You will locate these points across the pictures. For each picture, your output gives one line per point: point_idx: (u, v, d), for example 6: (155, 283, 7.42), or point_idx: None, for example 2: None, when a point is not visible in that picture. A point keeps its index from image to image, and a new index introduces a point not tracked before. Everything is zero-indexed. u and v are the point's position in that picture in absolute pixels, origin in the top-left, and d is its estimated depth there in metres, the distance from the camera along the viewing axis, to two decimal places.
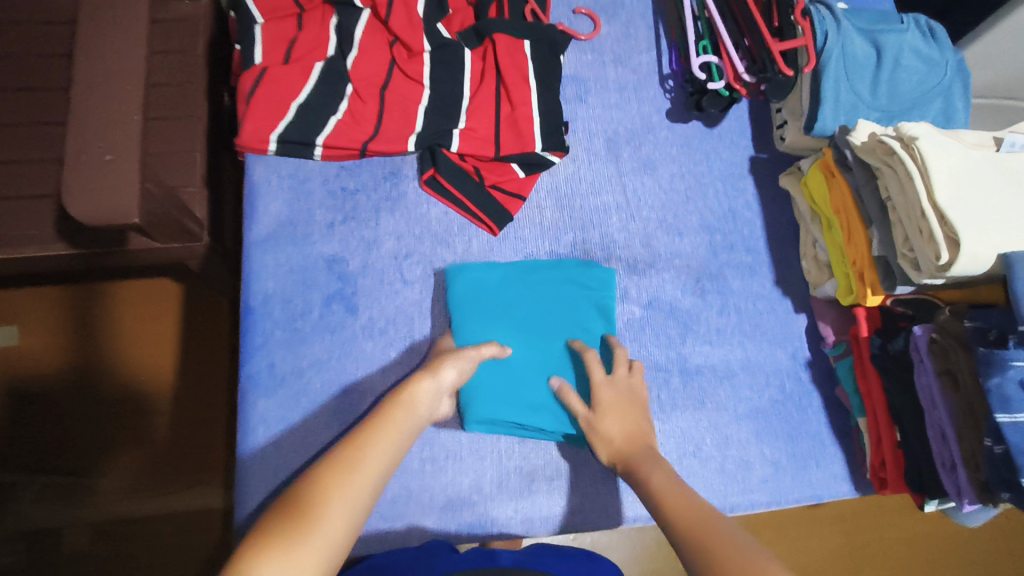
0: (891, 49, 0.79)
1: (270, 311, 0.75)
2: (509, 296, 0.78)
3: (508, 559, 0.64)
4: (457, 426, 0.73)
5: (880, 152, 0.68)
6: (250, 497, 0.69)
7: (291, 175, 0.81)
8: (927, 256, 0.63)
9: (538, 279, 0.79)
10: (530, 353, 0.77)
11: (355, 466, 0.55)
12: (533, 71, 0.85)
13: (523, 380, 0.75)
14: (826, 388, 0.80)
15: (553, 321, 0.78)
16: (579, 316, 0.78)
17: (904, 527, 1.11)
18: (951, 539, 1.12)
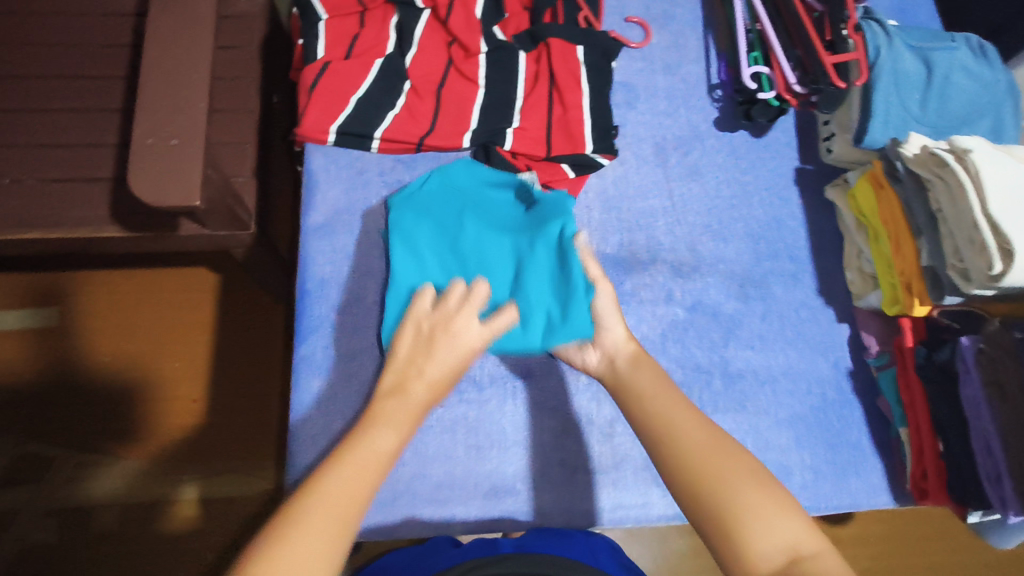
0: (942, 65, 0.80)
1: (327, 294, 0.78)
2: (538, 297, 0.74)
3: (510, 545, 0.67)
4: (502, 410, 0.75)
5: (931, 165, 0.69)
6: (298, 427, 0.73)
7: (348, 166, 0.84)
8: (977, 262, 0.64)
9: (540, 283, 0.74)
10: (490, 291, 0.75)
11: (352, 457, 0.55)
12: (586, 75, 0.87)
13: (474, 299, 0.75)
14: (868, 398, 0.80)
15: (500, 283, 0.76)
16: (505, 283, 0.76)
17: (930, 547, 1.10)
18: (983, 566, 1.11)
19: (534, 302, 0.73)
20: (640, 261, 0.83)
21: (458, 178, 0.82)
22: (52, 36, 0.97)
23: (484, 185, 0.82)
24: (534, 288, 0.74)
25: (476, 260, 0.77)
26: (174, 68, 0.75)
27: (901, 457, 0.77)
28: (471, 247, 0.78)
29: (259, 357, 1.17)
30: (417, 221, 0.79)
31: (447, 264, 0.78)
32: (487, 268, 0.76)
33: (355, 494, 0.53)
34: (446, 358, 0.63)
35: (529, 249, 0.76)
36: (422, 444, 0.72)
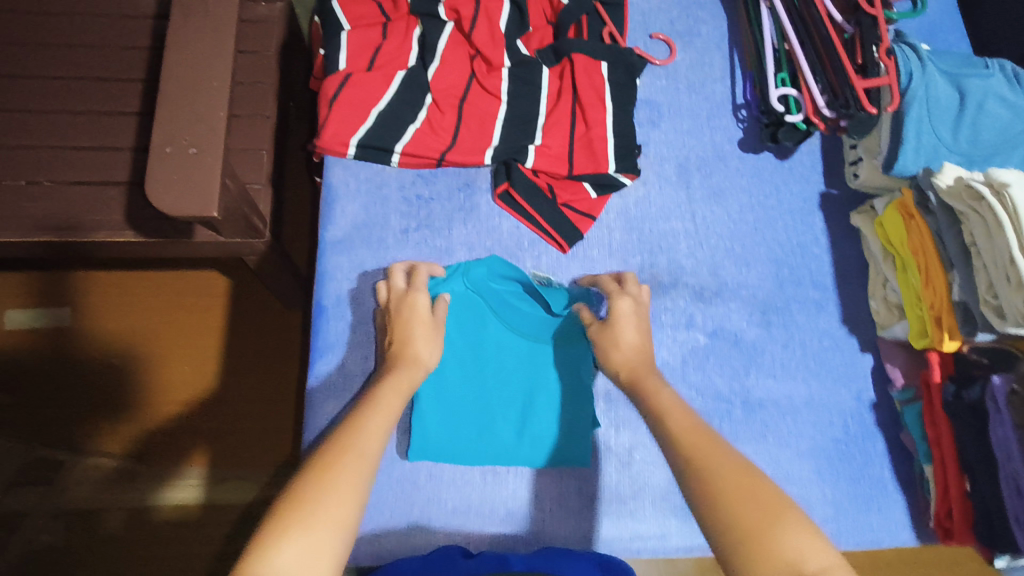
0: (976, 92, 0.78)
1: (344, 311, 0.77)
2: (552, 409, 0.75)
3: (520, 562, 0.65)
4: (516, 439, 0.74)
5: (967, 197, 0.67)
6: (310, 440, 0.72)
7: (368, 180, 0.83)
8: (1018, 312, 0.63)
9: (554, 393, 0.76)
10: (504, 398, 0.76)
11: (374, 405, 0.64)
12: (610, 92, 0.86)
13: (490, 412, 0.75)
14: (890, 431, 0.79)
15: (514, 390, 0.76)
16: (519, 393, 0.76)
17: None
18: None
19: (545, 413, 0.75)
20: (661, 284, 0.81)
21: (479, 277, 0.78)
22: (71, 37, 0.97)
23: (500, 282, 0.79)
24: (544, 402, 0.76)
25: (491, 363, 0.77)
26: (193, 75, 0.73)
27: (924, 493, 0.75)
28: (484, 348, 0.77)
29: (268, 364, 1.16)
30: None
31: (462, 359, 0.76)
32: (500, 372, 0.77)
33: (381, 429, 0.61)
34: (405, 320, 0.71)
35: (542, 359, 0.77)
36: (438, 469, 0.72)
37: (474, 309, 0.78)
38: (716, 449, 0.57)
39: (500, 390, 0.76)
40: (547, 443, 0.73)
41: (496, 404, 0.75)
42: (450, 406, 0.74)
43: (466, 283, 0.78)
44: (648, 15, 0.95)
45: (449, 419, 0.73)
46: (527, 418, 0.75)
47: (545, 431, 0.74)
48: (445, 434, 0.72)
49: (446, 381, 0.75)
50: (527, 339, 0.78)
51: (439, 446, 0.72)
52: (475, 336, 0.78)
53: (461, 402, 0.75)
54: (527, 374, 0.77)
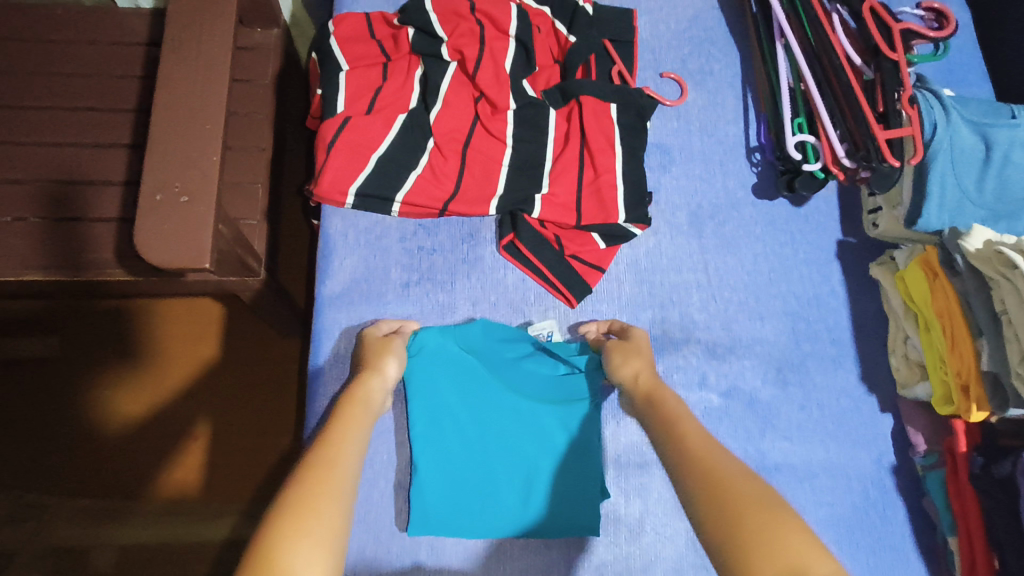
0: (1004, 144, 0.75)
1: (342, 372, 0.73)
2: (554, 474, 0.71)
3: None
4: (517, 510, 0.70)
5: (997, 263, 0.64)
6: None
7: (367, 231, 0.79)
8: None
9: (557, 455, 0.72)
10: (506, 462, 0.72)
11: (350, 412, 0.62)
12: (619, 136, 0.83)
13: (493, 479, 0.71)
14: (911, 497, 0.75)
15: (516, 453, 0.72)
16: (522, 458, 0.72)
17: None
18: None
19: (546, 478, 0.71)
20: (672, 340, 0.78)
21: (472, 335, 0.75)
22: (61, 65, 0.93)
23: (498, 342, 0.75)
24: (547, 468, 0.72)
25: (491, 427, 0.73)
26: (186, 118, 0.70)
27: (948, 566, 0.72)
28: (484, 410, 0.74)
29: (261, 402, 1.12)
30: (431, 372, 0.74)
31: (461, 425, 0.73)
32: (501, 435, 0.73)
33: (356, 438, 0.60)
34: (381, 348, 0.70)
35: (545, 420, 0.74)
36: (440, 541, 0.69)
37: (472, 370, 0.75)
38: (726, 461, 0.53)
39: (501, 455, 0.72)
40: (553, 512, 0.69)
41: (499, 471, 0.72)
42: (450, 473, 0.71)
43: (461, 344, 0.75)
44: (659, 53, 0.92)
45: (449, 488, 0.70)
46: (529, 484, 0.71)
47: (553, 498, 0.70)
48: (446, 505, 0.69)
49: (445, 448, 0.72)
50: (530, 401, 0.75)
51: (440, 518, 0.68)
52: (473, 399, 0.74)
53: (458, 468, 0.71)
54: (530, 434, 0.73)
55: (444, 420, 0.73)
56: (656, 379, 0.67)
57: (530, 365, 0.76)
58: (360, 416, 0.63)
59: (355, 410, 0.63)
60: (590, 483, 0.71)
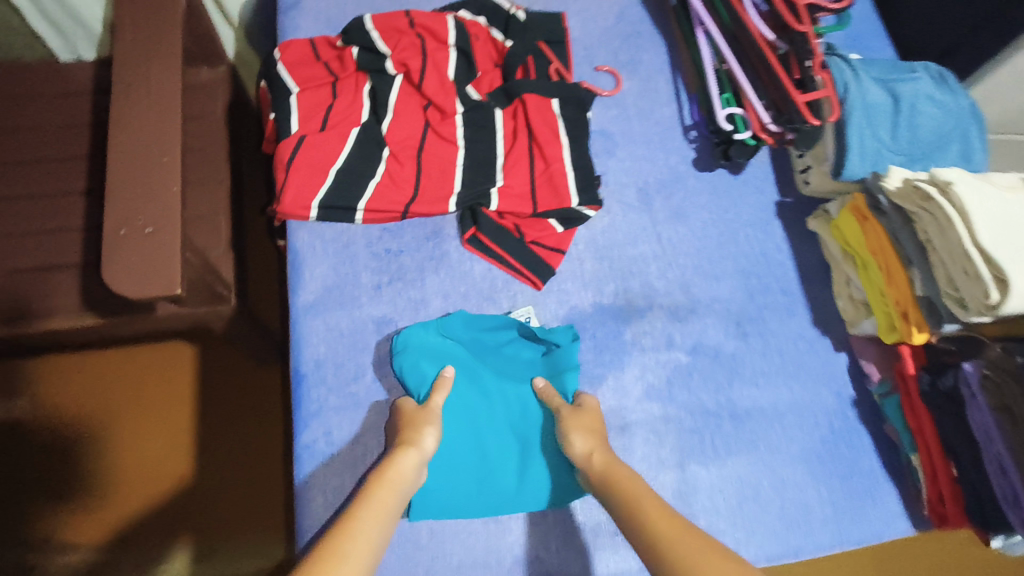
0: (908, 95, 0.82)
1: (324, 376, 0.76)
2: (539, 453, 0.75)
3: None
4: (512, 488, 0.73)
5: (917, 198, 0.70)
6: (304, 511, 0.71)
7: (334, 240, 0.82)
8: (995, 265, 0.63)
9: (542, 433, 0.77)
10: (497, 443, 0.76)
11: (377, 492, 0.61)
12: (564, 127, 0.87)
13: (489, 461, 0.74)
14: (874, 425, 0.81)
15: (504, 433, 0.77)
16: (507, 440, 0.76)
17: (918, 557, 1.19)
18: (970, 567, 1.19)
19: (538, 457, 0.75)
20: (637, 308, 0.82)
21: (453, 326, 0.78)
22: (7, 121, 0.94)
23: (479, 331, 0.79)
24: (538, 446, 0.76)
25: (479, 412, 0.77)
26: (143, 153, 0.71)
27: (913, 481, 0.78)
28: (474, 394, 0.77)
29: (247, 431, 1.12)
30: (421, 369, 0.75)
31: (452, 414, 0.75)
32: (494, 421, 0.77)
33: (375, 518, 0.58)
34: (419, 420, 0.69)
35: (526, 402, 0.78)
36: (439, 524, 0.71)
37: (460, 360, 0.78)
38: (699, 536, 0.55)
39: (493, 439, 0.76)
40: (549, 488, 0.73)
41: (493, 451, 0.75)
42: (448, 460, 0.73)
43: (442, 334, 0.78)
44: (591, 48, 0.98)
45: (446, 472, 0.72)
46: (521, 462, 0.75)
47: (547, 472, 0.74)
48: (447, 489, 0.71)
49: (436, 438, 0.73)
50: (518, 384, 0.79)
51: (441, 504, 0.70)
52: (465, 388, 0.77)
53: (453, 454, 0.74)
54: (515, 416, 0.77)
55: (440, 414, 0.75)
56: (611, 457, 0.68)
57: (510, 351, 0.80)
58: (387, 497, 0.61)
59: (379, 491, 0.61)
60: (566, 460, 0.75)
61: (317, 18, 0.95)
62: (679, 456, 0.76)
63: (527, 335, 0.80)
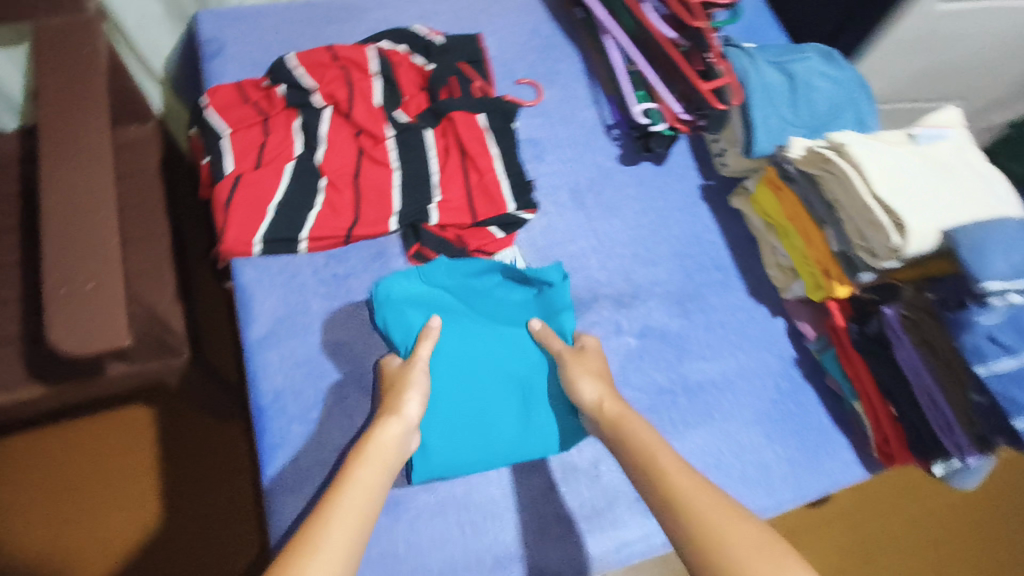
0: (801, 73, 0.89)
1: (284, 406, 0.76)
2: (534, 397, 0.80)
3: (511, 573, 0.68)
4: (511, 435, 0.77)
5: (817, 162, 0.76)
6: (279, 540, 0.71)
7: (280, 273, 0.83)
8: (890, 214, 0.69)
9: (537, 374, 0.81)
10: (495, 388, 0.80)
11: (363, 461, 0.64)
12: (492, 139, 0.91)
13: (488, 405, 0.78)
14: (818, 380, 0.85)
15: (502, 375, 0.81)
16: (506, 384, 0.80)
17: (884, 508, 1.25)
18: (932, 511, 1.26)
19: (535, 396, 0.80)
20: (583, 301, 0.86)
21: (437, 275, 0.83)
22: None
23: (466, 277, 0.84)
24: (541, 387, 0.81)
25: (474, 356, 0.81)
26: (77, 211, 0.71)
27: (860, 427, 0.82)
28: (467, 340, 0.81)
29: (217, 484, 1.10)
30: (407, 317, 0.80)
31: (450, 364, 0.80)
32: (492, 360, 0.81)
33: (363, 489, 0.61)
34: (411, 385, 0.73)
35: (520, 346, 0.82)
36: (416, 532, 0.72)
37: (447, 305, 0.83)
38: (706, 489, 0.59)
39: (490, 384, 0.80)
40: (548, 433, 0.77)
41: (491, 395, 0.79)
42: (448, 407, 0.77)
43: (429, 285, 0.83)
44: (510, 64, 1.03)
45: (445, 421, 0.76)
46: (521, 405, 0.79)
47: (543, 414, 0.78)
48: (447, 438, 0.75)
49: (431, 379, 0.78)
50: (512, 326, 0.84)
51: (443, 455, 0.74)
52: (458, 333, 0.82)
53: (453, 399, 0.78)
54: (511, 359, 0.82)
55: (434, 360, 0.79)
56: (621, 405, 0.71)
57: (500, 294, 0.86)
58: (375, 467, 0.63)
59: (364, 462, 0.64)
60: (561, 401, 0.80)
61: (241, 62, 0.97)
62: None
63: (513, 278, 0.85)
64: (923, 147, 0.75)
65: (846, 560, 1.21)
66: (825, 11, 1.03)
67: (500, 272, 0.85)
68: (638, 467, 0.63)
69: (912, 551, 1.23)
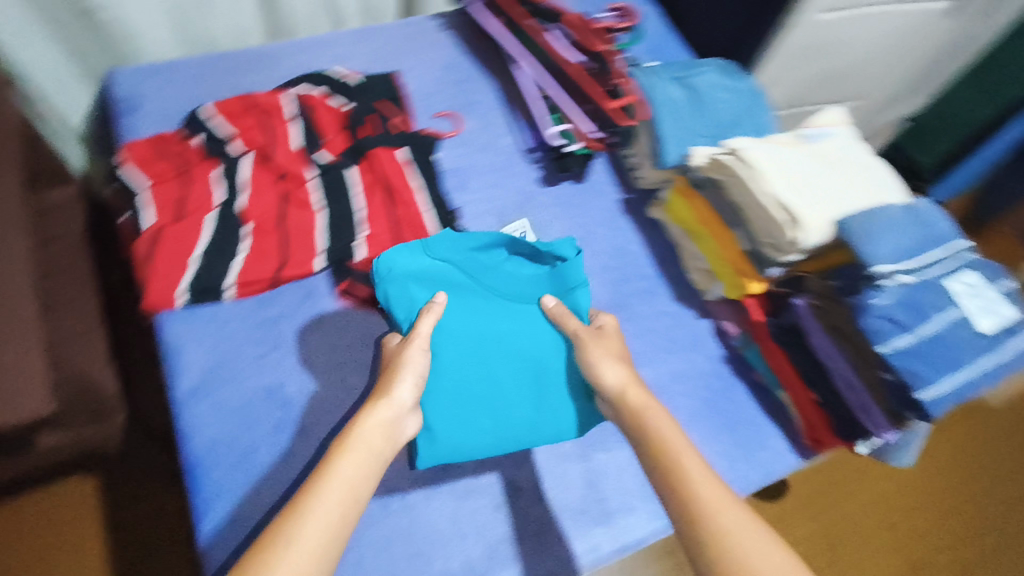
0: (701, 87, 0.94)
1: (217, 457, 0.75)
2: (543, 376, 0.79)
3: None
4: (523, 415, 0.77)
5: (719, 168, 0.80)
6: None
7: (206, 323, 0.83)
8: (790, 207, 0.72)
9: (547, 351, 0.80)
10: (505, 366, 0.79)
11: (349, 448, 0.62)
12: (415, 173, 0.93)
13: (499, 383, 0.78)
14: (747, 376, 0.88)
15: (512, 351, 0.79)
16: (516, 362, 0.79)
17: (837, 494, 1.29)
18: (882, 491, 1.31)
19: (548, 373, 0.79)
20: None
21: (443, 247, 0.82)
22: None
23: (470, 251, 0.83)
24: (553, 366, 0.79)
25: (482, 331, 0.79)
26: None
27: (790, 416, 0.86)
28: (476, 315, 0.80)
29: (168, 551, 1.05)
30: (414, 295, 0.79)
31: (460, 342, 0.78)
32: (499, 336, 0.80)
33: (347, 483, 0.59)
34: (413, 371, 0.71)
35: (530, 323, 0.81)
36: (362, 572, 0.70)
37: (453, 279, 0.82)
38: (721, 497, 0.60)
39: (500, 360, 0.79)
40: (559, 415, 0.78)
41: (502, 372, 0.79)
42: (458, 386, 0.76)
43: (434, 259, 0.82)
44: (427, 99, 1.06)
45: (452, 401, 0.75)
46: (533, 382, 0.79)
47: (553, 395, 0.79)
48: (455, 418, 0.75)
49: (439, 358, 0.76)
50: (523, 303, 0.83)
51: (450, 435, 0.74)
52: (465, 308, 0.80)
53: (463, 377, 0.77)
54: (521, 336, 0.80)
55: (437, 337, 0.77)
56: (644, 394, 0.71)
57: (508, 267, 0.85)
58: (361, 455, 0.61)
59: (352, 448, 0.62)
60: (573, 379, 0.79)
61: (156, 116, 0.97)
62: (581, 447, 0.81)
63: (521, 252, 0.85)
64: (813, 145, 0.80)
65: (807, 551, 1.23)
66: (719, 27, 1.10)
67: (506, 247, 0.85)
68: (655, 469, 0.63)
69: (869, 534, 1.27)
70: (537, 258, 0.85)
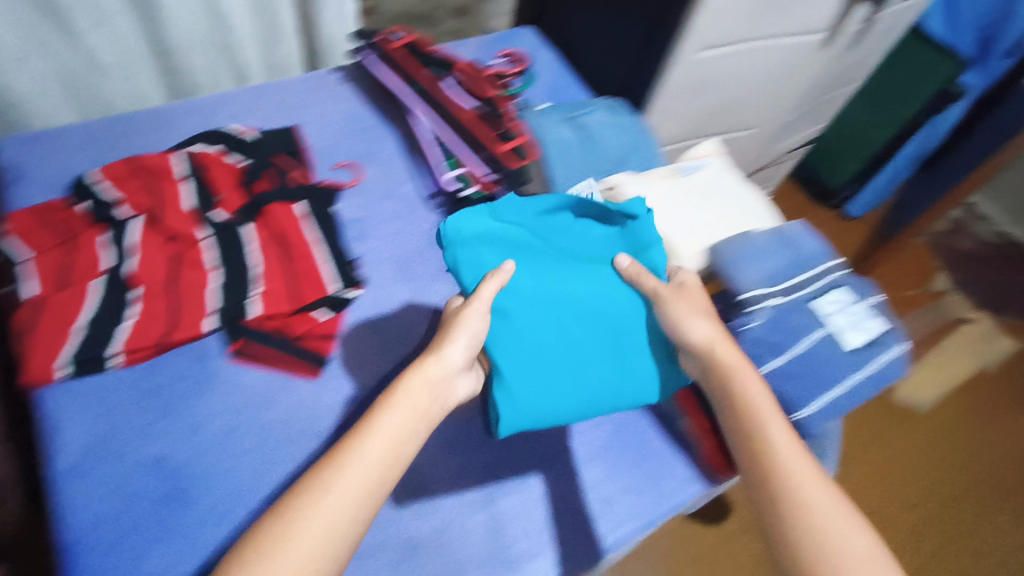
0: None
1: (101, 532, 0.71)
2: (621, 342, 0.85)
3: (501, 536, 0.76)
4: (600, 376, 0.82)
5: None
6: None
7: (96, 385, 0.80)
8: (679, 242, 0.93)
9: (626, 315, 0.85)
10: (586, 327, 0.84)
11: (379, 421, 0.65)
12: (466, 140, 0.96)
13: (581, 350, 0.83)
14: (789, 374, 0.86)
15: (580, 312, 0.85)
16: (598, 323, 0.85)
17: None
18: None
19: (631, 338, 0.85)
20: None
21: (513, 212, 0.90)
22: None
23: (538, 215, 0.91)
24: (632, 331, 0.85)
25: (545, 293, 0.85)
26: None
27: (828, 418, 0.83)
28: (548, 276, 0.86)
29: None
30: (482, 260, 0.85)
31: (533, 306, 0.83)
32: (574, 298, 0.86)
33: (387, 450, 0.63)
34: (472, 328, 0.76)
35: (601, 282, 0.87)
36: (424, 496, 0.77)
37: (523, 240, 0.89)
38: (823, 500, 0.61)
39: (576, 320, 0.84)
40: (650, 377, 0.84)
41: (575, 334, 0.84)
42: (538, 349, 0.81)
43: (500, 223, 0.90)
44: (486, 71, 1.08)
45: (525, 362, 0.80)
46: (625, 338, 0.85)
47: (640, 354, 0.84)
48: (539, 387, 0.79)
49: (521, 316, 0.82)
50: (594, 267, 0.89)
51: (549, 395, 0.79)
52: (534, 272, 0.86)
53: (539, 336, 0.82)
54: (596, 294, 0.86)
55: (503, 298, 0.82)
56: (726, 346, 0.76)
57: (580, 229, 0.93)
58: (388, 431, 0.64)
59: (390, 412, 0.66)
60: (655, 341, 0.85)
61: (206, 114, 1.08)
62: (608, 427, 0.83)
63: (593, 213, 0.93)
64: None
65: None
66: (727, 19, 1.02)
67: (573, 209, 0.93)
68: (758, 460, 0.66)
69: None
70: (606, 220, 0.94)
